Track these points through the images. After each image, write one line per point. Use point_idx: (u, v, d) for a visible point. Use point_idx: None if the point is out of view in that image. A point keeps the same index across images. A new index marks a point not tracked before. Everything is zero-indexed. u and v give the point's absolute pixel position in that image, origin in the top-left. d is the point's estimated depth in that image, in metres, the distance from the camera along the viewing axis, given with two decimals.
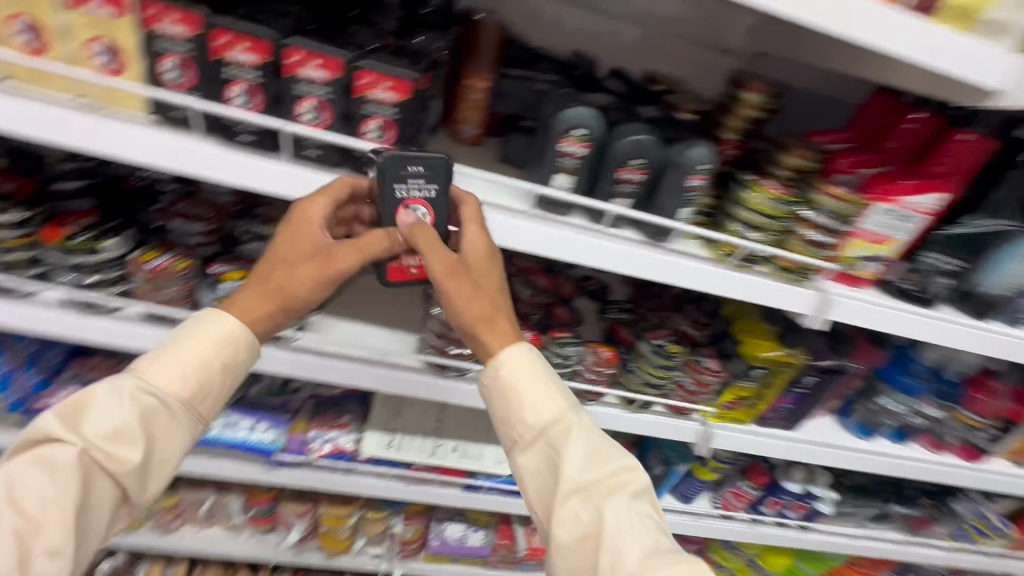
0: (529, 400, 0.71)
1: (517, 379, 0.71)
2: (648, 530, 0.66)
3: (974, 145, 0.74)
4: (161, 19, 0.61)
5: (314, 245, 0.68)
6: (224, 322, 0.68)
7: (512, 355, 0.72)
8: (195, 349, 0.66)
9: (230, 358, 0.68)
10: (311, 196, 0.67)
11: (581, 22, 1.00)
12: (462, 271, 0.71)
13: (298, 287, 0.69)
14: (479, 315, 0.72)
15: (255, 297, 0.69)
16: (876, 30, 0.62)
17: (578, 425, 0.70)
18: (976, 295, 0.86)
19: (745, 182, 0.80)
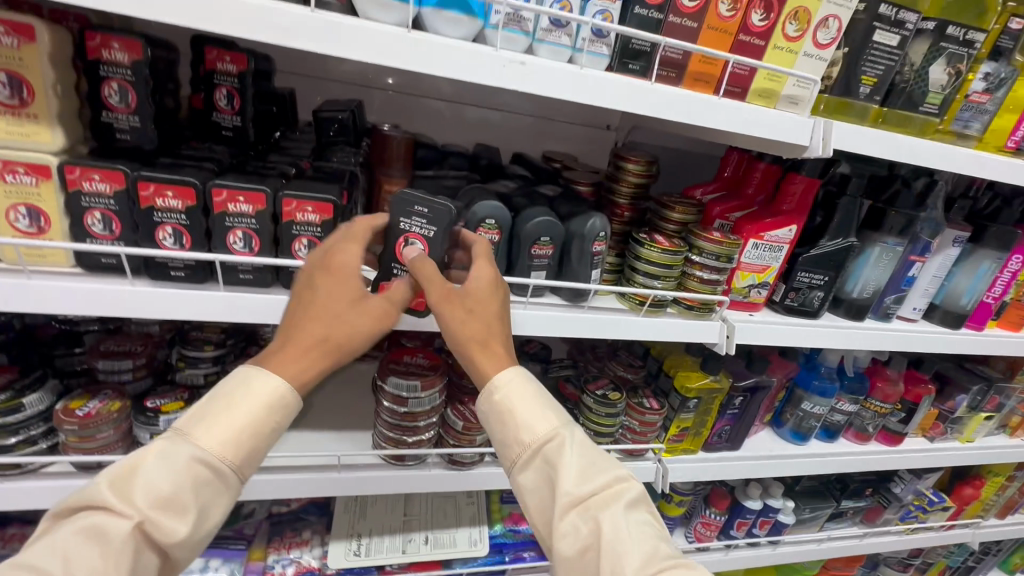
0: (522, 419, 0.65)
1: (512, 400, 0.65)
2: (649, 540, 0.59)
3: (808, 185, 0.89)
4: (85, 181, 0.61)
5: (352, 289, 0.62)
6: (274, 382, 0.58)
7: (507, 377, 0.66)
8: (249, 410, 0.57)
9: (288, 419, 0.60)
10: (342, 243, 0.64)
11: (483, 115, 1.14)
12: (457, 298, 0.65)
13: (347, 335, 0.61)
14: (471, 337, 0.65)
15: (292, 350, 0.60)
16: (702, 115, 0.68)
17: (573, 440, 0.64)
18: (845, 299, 1.01)
19: (640, 239, 0.87)
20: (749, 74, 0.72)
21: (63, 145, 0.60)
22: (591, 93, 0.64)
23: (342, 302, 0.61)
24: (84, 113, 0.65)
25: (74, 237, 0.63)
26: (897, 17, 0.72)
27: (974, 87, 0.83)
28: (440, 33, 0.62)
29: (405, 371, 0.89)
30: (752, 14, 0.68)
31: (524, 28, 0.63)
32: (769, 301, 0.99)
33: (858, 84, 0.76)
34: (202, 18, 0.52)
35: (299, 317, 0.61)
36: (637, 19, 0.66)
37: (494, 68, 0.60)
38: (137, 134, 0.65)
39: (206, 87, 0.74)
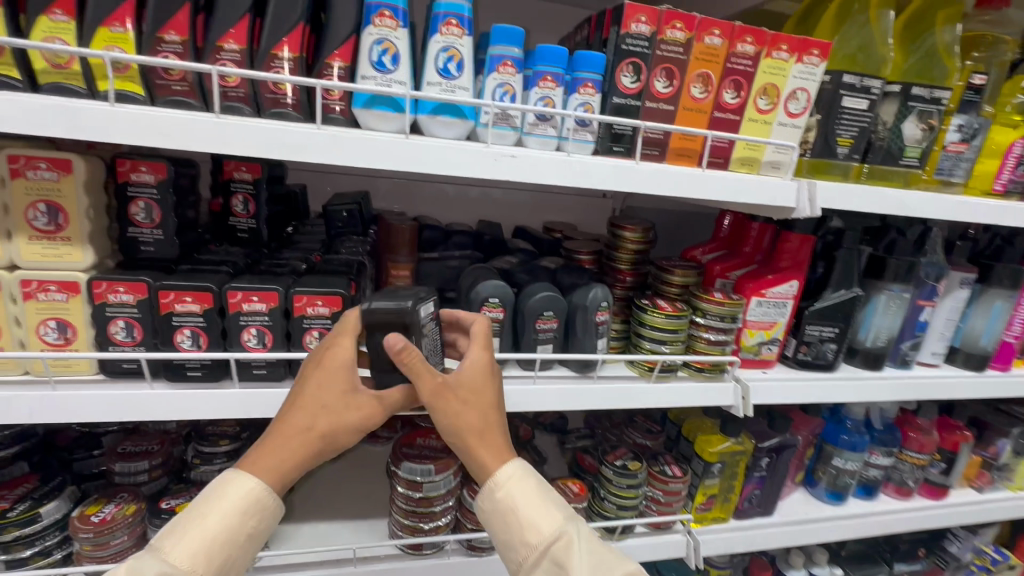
0: (526, 517, 0.61)
1: (514, 499, 0.62)
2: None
3: (804, 241, 0.90)
4: (110, 293, 0.64)
5: (342, 383, 0.60)
6: (249, 486, 0.57)
7: (513, 470, 0.63)
8: (223, 518, 0.56)
9: (263, 522, 0.58)
10: (333, 338, 0.62)
11: (484, 194, 1.20)
12: (450, 390, 0.62)
13: (331, 425, 0.59)
14: (467, 429, 0.62)
15: (278, 441, 0.58)
16: (688, 187, 0.72)
17: (579, 535, 0.61)
18: (859, 349, 1.00)
19: (643, 305, 0.88)
20: (728, 145, 0.76)
21: (93, 262, 0.65)
22: (579, 177, 0.68)
23: (332, 398, 0.60)
24: (112, 231, 0.70)
25: (98, 346, 0.66)
26: (862, 84, 0.77)
27: (949, 138, 0.85)
28: (436, 135, 0.67)
29: (419, 454, 0.88)
30: (724, 94, 0.73)
31: (513, 124, 0.68)
32: (781, 356, 0.98)
33: (835, 145, 0.79)
34: (220, 143, 0.57)
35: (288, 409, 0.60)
36: (616, 107, 0.71)
37: (486, 163, 0.64)
38: (160, 245, 0.70)
39: (224, 196, 0.80)
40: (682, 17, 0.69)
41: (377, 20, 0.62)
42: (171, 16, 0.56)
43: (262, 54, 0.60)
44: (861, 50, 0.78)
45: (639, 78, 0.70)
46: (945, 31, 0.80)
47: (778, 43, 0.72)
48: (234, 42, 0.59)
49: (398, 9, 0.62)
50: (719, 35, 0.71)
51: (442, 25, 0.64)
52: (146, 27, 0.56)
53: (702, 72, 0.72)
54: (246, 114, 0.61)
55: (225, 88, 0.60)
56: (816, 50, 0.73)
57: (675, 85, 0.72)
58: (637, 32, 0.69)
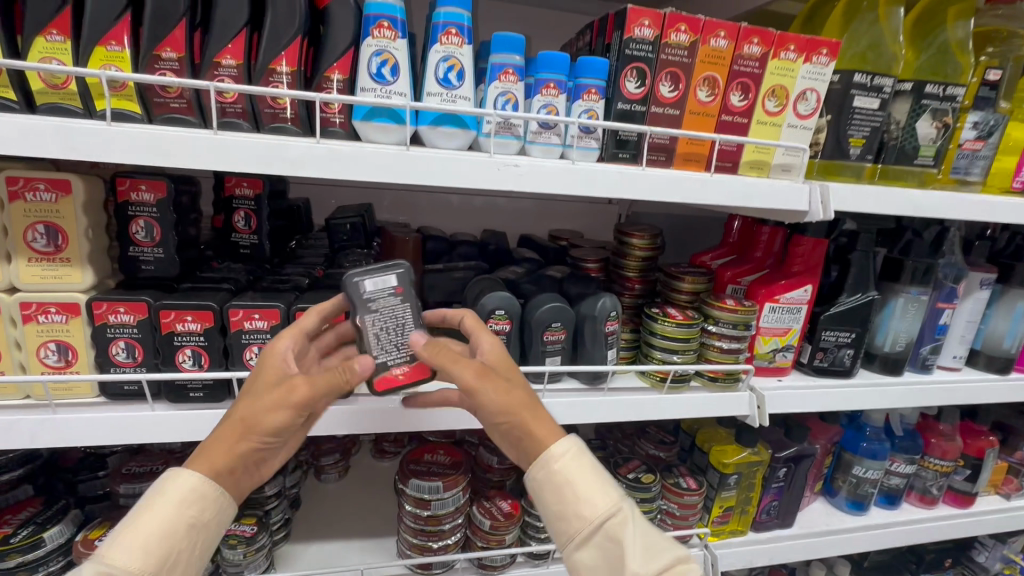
0: (583, 491, 0.57)
1: (572, 472, 0.58)
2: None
3: (817, 245, 0.88)
4: (110, 313, 0.63)
5: (274, 369, 0.56)
6: (185, 477, 0.53)
7: (570, 444, 0.59)
8: (161, 511, 0.51)
9: (208, 512, 0.53)
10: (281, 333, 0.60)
11: (488, 204, 1.18)
12: (492, 371, 0.59)
13: (253, 410, 0.54)
14: (519, 404, 0.59)
15: (214, 436, 0.55)
16: (696, 193, 0.70)
17: (634, 515, 0.57)
18: (877, 354, 0.97)
19: (653, 314, 0.86)
20: (737, 149, 0.74)
21: (92, 283, 0.64)
22: (585, 185, 0.66)
23: (262, 382, 0.55)
24: (112, 251, 0.69)
25: (99, 368, 0.65)
26: (873, 83, 0.75)
27: (964, 136, 0.83)
28: (437, 146, 0.66)
29: (427, 470, 0.86)
30: (731, 96, 0.72)
31: (515, 133, 0.66)
32: (797, 363, 0.95)
33: (847, 146, 0.77)
34: (217, 159, 0.56)
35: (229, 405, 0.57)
36: (621, 113, 0.70)
37: (489, 173, 0.63)
38: (160, 264, 0.69)
39: (226, 212, 0.79)
40: (686, 20, 0.68)
41: (375, 31, 0.61)
42: (167, 32, 0.55)
43: (260, 69, 0.59)
44: (871, 48, 0.76)
45: (643, 83, 0.69)
46: (958, 27, 0.78)
47: (786, 43, 0.71)
48: (231, 57, 0.58)
49: (397, 19, 0.61)
50: (724, 37, 0.69)
51: (442, 35, 0.63)
52: (143, 46, 0.55)
53: (708, 76, 0.70)
54: (244, 130, 0.60)
55: (224, 105, 0.59)
56: (825, 50, 0.71)
57: (681, 89, 0.70)
58: (640, 36, 0.67)
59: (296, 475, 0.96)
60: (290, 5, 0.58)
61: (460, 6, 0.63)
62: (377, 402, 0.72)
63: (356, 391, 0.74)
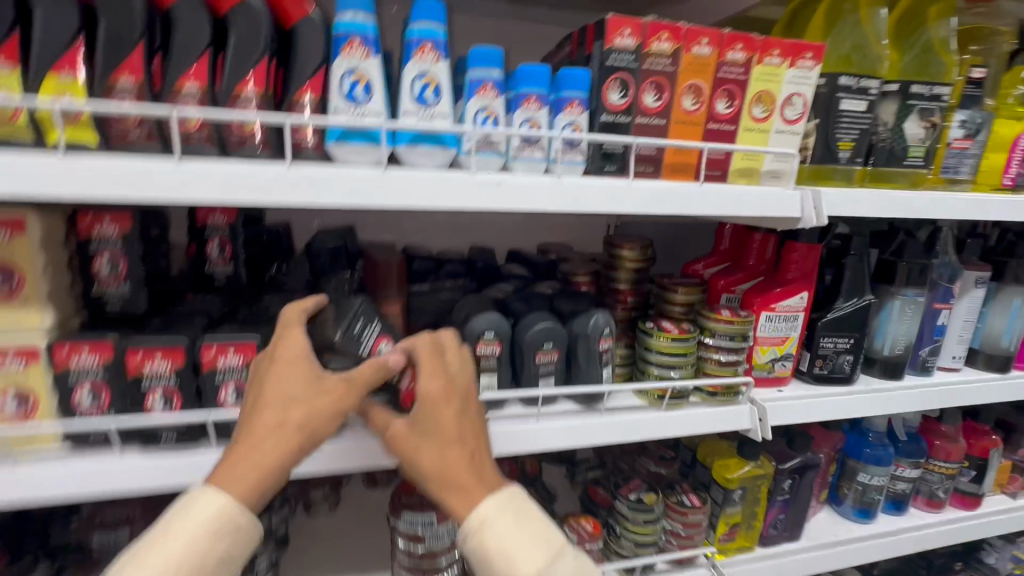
0: (503, 566, 0.53)
1: (489, 547, 0.54)
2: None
3: (809, 251, 0.86)
4: (73, 356, 0.60)
5: (306, 371, 0.56)
6: (219, 505, 0.50)
7: (484, 511, 0.54)
8: (188, 541, 0.49)
9: (235, 544, 0.51)
10: (284, 334, 0.59)
11: (474, 219, 1.16)
12: (410, 437, 0.57)
13: (306, 415, 0.54)
14: (443, 466, 0.56)
15: (250, 444, 0.52)
16: (686, 204, 0.68)
17: (562, 573, 0.54)
18: (876, 358, 0.95)
19: (648, 328, 0.83)
20: (725, 157, 0.72)
21: (53, 325, 0.60)
22: (571, 201, 0.64)
23: (295, 388, 0.54)
24: (75, 289, 0.65)
25: (63, 416, 0.61)
26: (859, 85, 0.73)
27: (952, 135, 0.82)
28: (416, 165, 0.63)
29: (420, 502, 0.81)
30: (717, 104, 0.70)
31: (497, 149, 0.64)
32: (796, 371, 0.93)
33: (836, 150, 0.75)
34: (181, 189, 0.53)
35: (253, 412, 0.54)
36: (605, 125, 0.67)
37: (470, 193, 0.60)
38: (128, 300, 0.65)
39: (197, 242, 0.77)
40: (668, 28, 0.66)
41: (346, 50, 0.58)
42: (122, 58, 0.52)
43: (225, 93, 0.56)
44: (856, 50, 0.75)
45: (627, 94, 0.67)
46: (940, 26, 0.77)
47: (769, 48, 0.69)
48: (194, 81, 0.55)
49: (368, 36, 0.59)
50: (707, 44, 0.68)
51: (416, 51, 0.61)
52: (97, 72, 0.52)
53: (693, 84, 0.68)
54: (211, 157, 0.56)
55: (187, 131, 0.56)
56: (810, 53, 0.70)
57: (665, 98, 0.68)
58: (622, 45, 0.65)
59: (284, 513, 0.91)
60: (254, 25, 0.56)
61: (434, 21, 0.61)
62: (363, 436, 0.68)
63: (341, 425, 0.70)
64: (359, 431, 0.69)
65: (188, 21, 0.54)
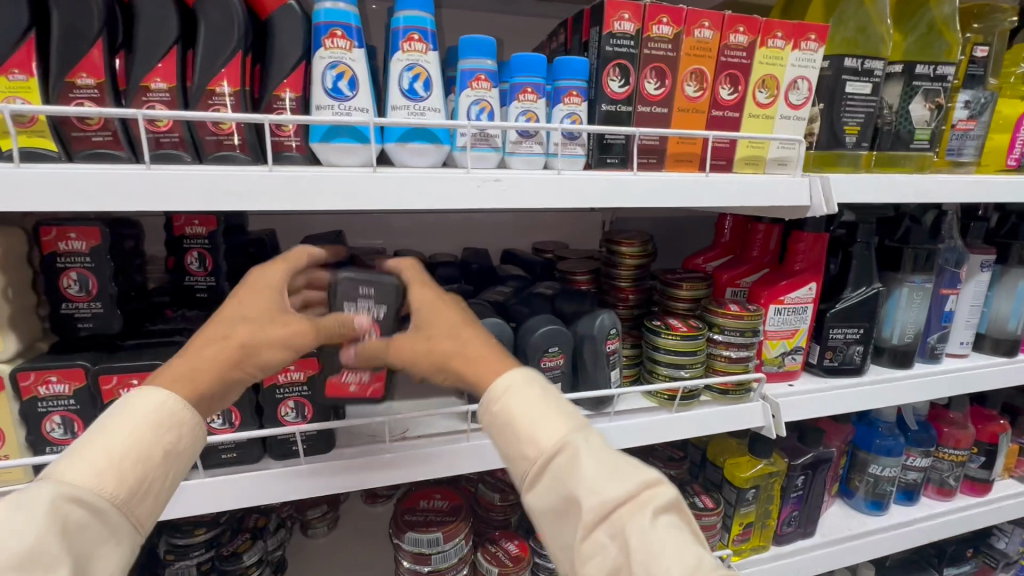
0: (525, 431, 0.49)
1: (512, 412, 0.50)
2: (688, 548, 0.43)
3: (817, 240, 0.83)
4: (41, 383, 0.55)
5: (268, 299, 0.51)
6: (159, 397, 0.45)
7: (508, 379, 0.52)
8: (131, 433, 0.42)
9: (184, 441, 0.45)
10: (268, 264, 0.54)
11: (466, 220, 1.12)
12: (410, 335, 0.55)
13: (252, 336, 0.49)
14: (446, 354, 0.54)
15: (189, 358, 0.48)
16: (693, 196, 0.65)
17: (587, 446, 0.48)
18: (885, 347, 0.93)
19: (654, 327, 0.80)
20: (730, 146, 0.69)
21: (16, 351, 0.55)
22: (574, 197, 0.60)
23: (257, 310, 0.50)
24: (41, 310, 0.60)
25: (32, 449, 0.56)
26: (864, 67, 0.71)
27: (957, 116, 0.80)
28: (407, 164, 0.59)
29: (423, 520, 0.78)
30: (720, 90, 0.67)
31: (493, 144, 0.60)
32: (805, 364, 0.90)
33: (843, 135, 0.73)
34: (151, 197, 0.48)
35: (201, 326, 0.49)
36: (605, 115, 0.64)
37: (467, 191, 0.56)
38: (99, 320, 0.60)
39: (176, 253, 0.71)
40: (668, 11, 0.63)
41: (328, 42, 0.54)
42: (81, 55, 0.48)
43: (197, 91, 0.52)
44: (860, 31, 0.72)
45: (627, 82, 0.63)
46: (943, 4, 0.75)
47: (772, 30, 0.66)
48: (161, 80, 0.50)
49: (351, 27, 0.55)
50: (709, 28, 0.65)
51: (403, 42, 0.57)
52: (53, 71, 0.47)
53: (695, 69, 0.65)
54: (185, 162, 0.52)
55: (157, 135, 0.51)
56: (813, 35, 0.67)
57: (667, 86, 0.65)
58: (621, 30, 0.62)
59: (280, 536, 0.87)
60: (225, 16, 0.51)
61: (421, 8, 0.57)
62: (362, 455, 0.64)
63: (337, 444, 0.66)
64: (357, 450, 0.65)
65: (153, 15, 0.50)
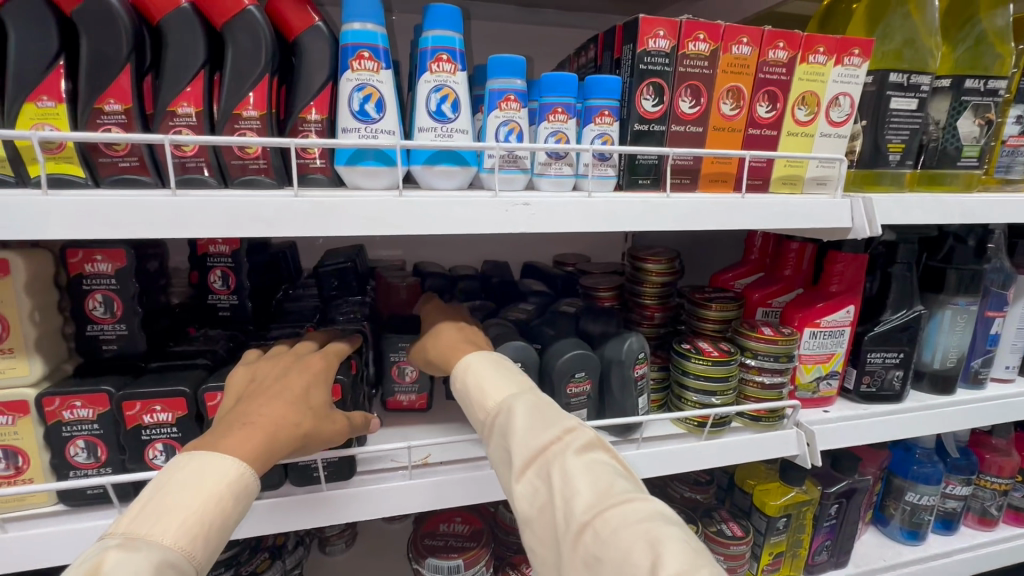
0: (475, 395, 0.55)
1: (466, 381, 0.57)
2: (604, 476, 0.44)
3: (855, 260, 0.80)
4: (66, 408, 0.54)
5: (324, 393, 0.56)
6: (231, 464, 0.45)
7: (468, 359, 0.59)
8: (218, 498, 0.43)
9: (249, 512, 0.46)
10: (311, 354, 0.59)
11: (486, 234, 1.10)
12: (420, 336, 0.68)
13: (317, 427, 0.53)
14: (437, 347, 0.64)
15: (255, 430, 0.48)
16: (730, 217, 0.62)
17: (522, 404, 0.52)
18: (925, 372, 0.88)
19: (683, 350, 0.77)
20: (767, 165, 0.67)
21: (42, 374, 0.55)
22: (605, 220, 0.58)
23: (316, 399, 0.54)
24: (67, 330, 0.60)
25: (56, 473, 0.56)
26: (909, 82, 0.68)
27: (1008, 132, 0.76)
28: (434, 187, 0.57)
29: (444, 544, 0.76)
30: (757, 107, 0.64)
31: (522, 166, 0.58)
32: (840, 389, 0.86)
33: (886, 153, 0.69)
34: (178, 223, 0.48)
35: (263, 405, 0.51)
36: (637, 134, 0.62)
37: (495, 215, 0.55)
38: (124, 342, 0.60)
39: (200, 271, 0.70)
40: (705, 27, 0.60)
41: (355, 63, 0.53)
42: (109, 81, 0.47)
43: (223, 115, 0.51)
44: (907, 44, 0.68)
45: (661, 100, 0.61)
46: (995, 16, 0.71)
47: (814, 45, 0.63)
48: (189, 104, 0.50)
49: (379, 48, 0.54)
50: (748, 43, 0.62)
51: (431, 62, 0.55)
52: (82, 98, 0.47)
53: (733, 86, 0.63)
54: (210, 186, 0.51)
55: (183, 159, 0.50)
56: (857, 49, 0.64)
57: (702, 104, 0.62)
58: (655, 48, 0.59)
59: (298, 554, 0.86)
60: (253, 39, 0.50)
61: (450, 27, 0.55)
62: (383, 482, 0.63)
63: (360, 469, 0.65)
64: (379, 476, 0.64)
65: (182, 36, 0.49)
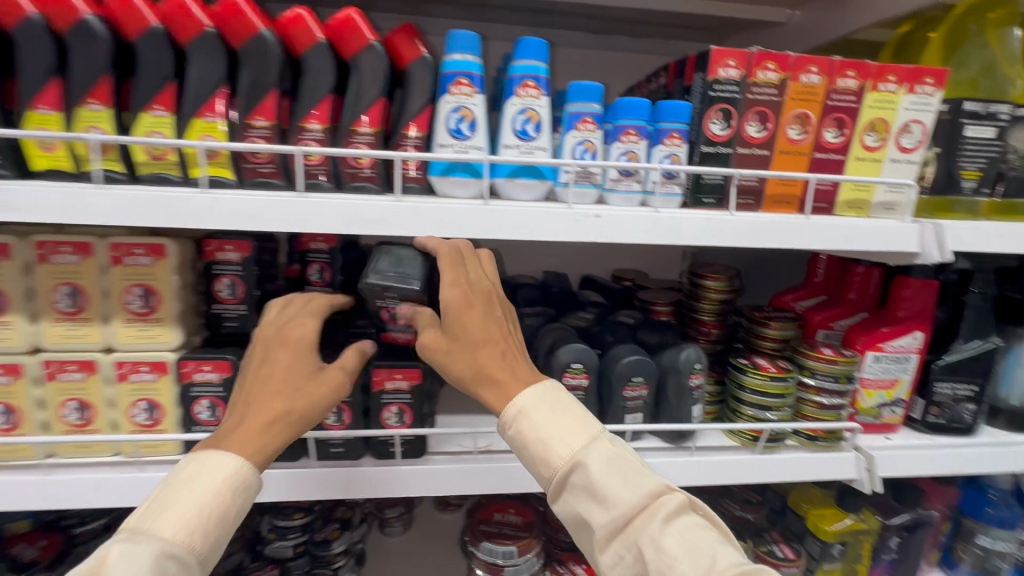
0: (537, 449, 0.52)
1: (524, 431, 0.53)
2: (704, 550, 0.46)
3: (925, 287, 0.79)
4: (196, 371, 0.65)
5: (306, 364, 0.58)
6: (227, 459, 0.50)
7: (521, 407, 0.54)
8: (216, 493, 0.48)
9: (251, 502, 0.51)
10: (301, 318, 0.61)
11: (549, 246, 1.16)
12: (447, 338, 0.57)
13: (309, 406, 0.56)
14: (479, 369, 0.56)
15: (257, 422, 0.53)
16: (793, 236, 0.64)
17: (601, 462, 0.50)
18: (1002, 408, 0.85)
19: (741, 365, 0.79)
20: (833, 188, 0.69)
21: (180, 341, 0.66)
22: (670, 234, 0.62)
23: (296, 376, 0.57)
24: (200, 307, 0.72)
25: (183, 426, 0.66)
26: (987, 111, 0.68)
27: None
28: (514, 197, 0.64)
29: (498, 531, 0.82)
30: (825, 133, 0.67)
31: (594, 181, 0.64)
32: (906, 418, 0.85)
33: (960, 180, 0.69)
34: (302, 221, 0.57)
35: (258, 398, 0.55)
36: (704, 156, 0.66)
37: (568, 224, 0.60)
38: (242, 320, 0.70)
39: (301, 264, 0.80)
40: (774, 58, 0.64)
41: (454, 88, 0.61)
42: (260, 102, 0.58)
43: (344, 131, 0.60)
44: (984, 73, 0.70)
45: (730, 124, 0.65)
46: None
47: (885, 74, 0.65)
48: (317, 121, 0.59)
49: (474, 75, 0.61)
50: (817, 72, 0.65)
51: (518, 87, 0.62)
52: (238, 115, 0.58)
53: (800, 113, 0.66)
54: (326, 189, 0.60)
55: (309, 167, 0.60)
56: (930, 78, 0.66)
57: (769, 129, 0.66)
58: (725, 76, 0.64)
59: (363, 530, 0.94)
60: (372, 68, 0.60)
61: (536, 58, 0.62)
62: (451, 463, 0.69)
63: (430, 449, 0.72)
64: (447, 457, 0.70)
65: (316, 66, 0.59)
